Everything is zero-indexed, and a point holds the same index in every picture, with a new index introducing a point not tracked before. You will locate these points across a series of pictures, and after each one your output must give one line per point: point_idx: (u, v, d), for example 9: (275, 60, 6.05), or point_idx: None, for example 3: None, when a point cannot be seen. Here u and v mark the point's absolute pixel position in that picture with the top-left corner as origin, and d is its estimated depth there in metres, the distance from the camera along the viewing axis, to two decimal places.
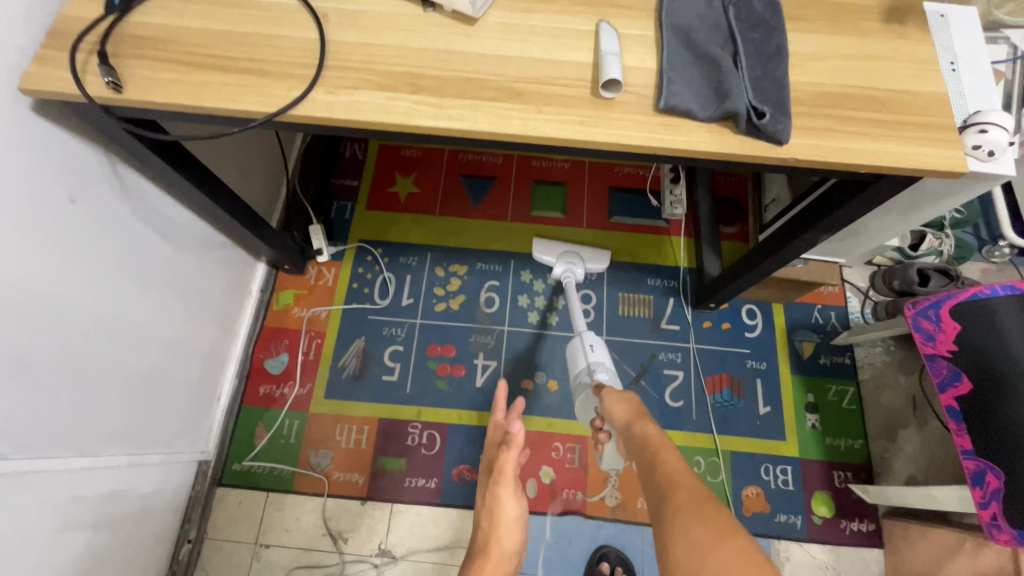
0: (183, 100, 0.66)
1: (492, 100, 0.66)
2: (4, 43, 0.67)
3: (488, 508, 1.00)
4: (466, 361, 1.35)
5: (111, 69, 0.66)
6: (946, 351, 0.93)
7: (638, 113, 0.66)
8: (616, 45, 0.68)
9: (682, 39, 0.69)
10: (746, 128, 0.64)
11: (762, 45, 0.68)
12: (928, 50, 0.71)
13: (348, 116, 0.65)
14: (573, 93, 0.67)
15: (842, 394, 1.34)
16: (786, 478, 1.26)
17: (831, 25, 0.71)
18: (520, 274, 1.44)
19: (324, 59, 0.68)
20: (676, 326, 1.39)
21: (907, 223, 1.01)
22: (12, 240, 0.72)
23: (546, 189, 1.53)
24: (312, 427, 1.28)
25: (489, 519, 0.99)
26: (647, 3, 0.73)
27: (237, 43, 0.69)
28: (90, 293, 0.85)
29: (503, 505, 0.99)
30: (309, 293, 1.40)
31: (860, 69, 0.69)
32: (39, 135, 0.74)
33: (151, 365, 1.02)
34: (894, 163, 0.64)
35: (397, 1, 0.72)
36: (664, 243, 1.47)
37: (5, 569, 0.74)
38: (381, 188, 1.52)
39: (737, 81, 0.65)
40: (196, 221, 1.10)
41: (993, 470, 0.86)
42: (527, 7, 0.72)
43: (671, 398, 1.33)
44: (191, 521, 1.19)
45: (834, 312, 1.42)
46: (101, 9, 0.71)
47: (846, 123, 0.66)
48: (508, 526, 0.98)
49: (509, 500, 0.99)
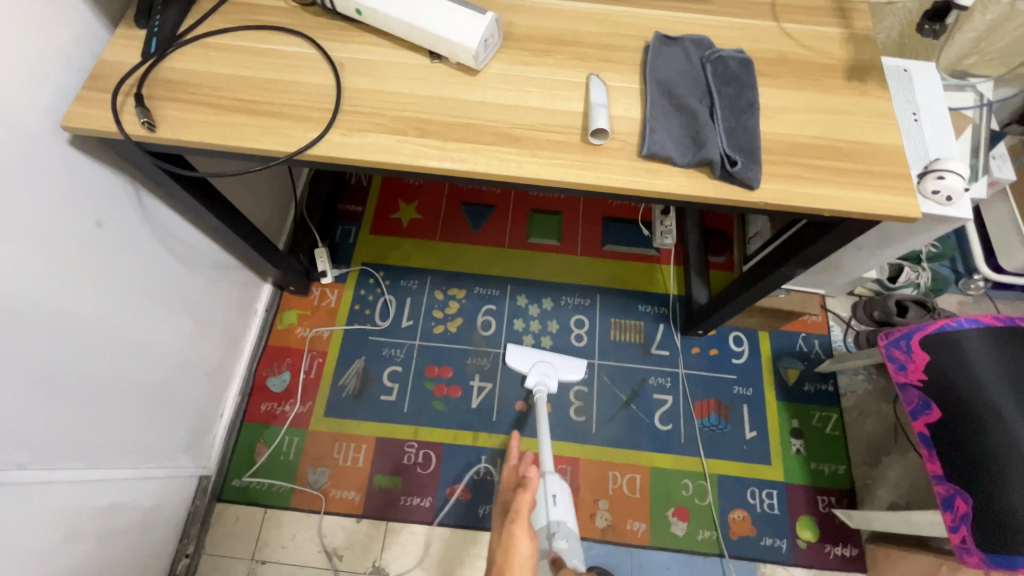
0: (210, 139, 0.72)
1: (491, 144, 0.73)
2: (49, 86, 0.74)
3: (501, 549, 0.82)
4: (462, 382, 1.40)
5: (146, 110, 0.73)
6: (917, 380, 0.99)
7: (623, 158, 0.73)
8: (605, 96, 0.75)
9: (664, 92, 0.76)
10: (720, 174, 0.71)
11: (736, 99, 0.75)
12: (887, 105, 0.78)
13: (361, 156, 0.72)
14: (565, 138, 0.74)
15: (825, 420, 1.39)
16: (771, 502, 1.30)
17: (799, 82, 0.79)
18: (516, 298, 1.50)
19: (340, 104, 0.75)
20: (666, 351, 1.45)
21: (879, 258, 1.08)
22: (44, 263, 0.77)
23: (542, 218, 1.60)
24: (311, 444, 1.32)
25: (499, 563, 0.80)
26: (633, 58, 0.80)
27: (260, 88, 0.76)
28: (109, 311, 0.91)
29: (517, 542, 0.81)
30: (313, 314, 1.45)
31: (824, 122, 0.76)
32: (73, 166, 0.80)
33: (160, 382, 1.06)
34: (853, 207, 0.71)
35: (407, 53, 0.80)
36: (655, 271, 1.54)
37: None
38: (385, 214, 1.59)
39: (713, 131, 0.72)
40: (209, 244, 1.16)
41: (962, 495, 0.90)
42: (525, 60, 0.80)
43: (660, 422, 1.37)
44: (190, 535, 1.21)
45: (818, 340, 1.47)
46: (138, 55, 0.78)
47: (811, 171, 0.73)
48: (523, 569, 0.79)
49: (525, 537, 0.82)
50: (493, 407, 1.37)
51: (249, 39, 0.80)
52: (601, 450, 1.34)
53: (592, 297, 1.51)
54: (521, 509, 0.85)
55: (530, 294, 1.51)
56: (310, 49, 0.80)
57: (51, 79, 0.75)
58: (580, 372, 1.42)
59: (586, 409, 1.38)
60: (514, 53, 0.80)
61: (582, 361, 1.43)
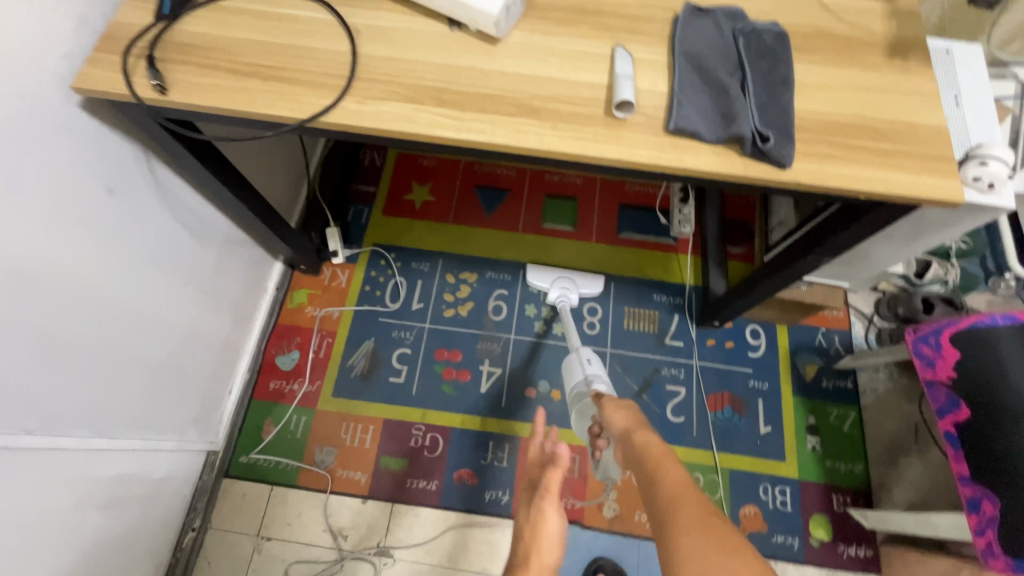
0: (222, 103, 0.70)
1: (510, 115, 0.70)
2: (60, 46, 0.73)
3: (530, 525, 0.85)
4: (471, 367, 1.38)
5: (158, 72, 0.71)
6: (945, 377, 0.95)
7: (648, 133, 0.69)
8: (631, 68, 0.72)
9: (693, 65, 0.73)
10: (751, 152, 0.67)
11: (769, 74, 0.71)
12: (930, 84, 0.74)
13: (375, 125, 0.69)
14: (588, 111, 0.71)
15: (843, 418, 1.35)
16: (784, 498, 1.27)
17: (837, 58, 0.75)
18: (529, 284, 1.47)
19: (355, 71, 0.72)
20: (680, 342, 1.41)
21: (910, 249, 1.03)
22: (52, 227, 0.76)
23: (557, 203, 1.57)
24: (319, 424, 1.31)
25: (528, 538, 0.83)
26: (661, 30, 0.76)
27: (274, 53, 0.74)
28: (120, 281, 0.90)
29: (547, 520, 0.84)
30: (323, 293, 1.44)
31: (863, 101, 0.72)
32: (85, 130, 0.79)
33: (170, 354, 1.06)
34: (891, 190, 0.67)
35: (425, 20, 0.77)
36: (671, 260, 1.50)
37: (20, 540, 0.77)
38: (398, 195, 1.57)
39: (744, 107, 0.69)
40: (220, 217, 1.15)
41: (990, 497, 0.87)
42: (547, 30, 0.76)
43: (673, 413, 1.34)
44: (197, 509, 1.22)
45: (838, 336, 1.43)
46: (150, 17, 0.76)
47: (847, 151, 0.69)
48: (552, 543, 0.83)
49: (554, 517, 0.84)
50: (502, 393, 1.35)
51: (263, 3, 0.78)
52: None
53: (606, 285, 1.48)
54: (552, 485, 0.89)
55: None
56: (326, 14, 0.77)
57: (63, 39, 0.73)
58: None
59: None
60: (537, 23, 0.77)
61: (594, 349, 1.40)
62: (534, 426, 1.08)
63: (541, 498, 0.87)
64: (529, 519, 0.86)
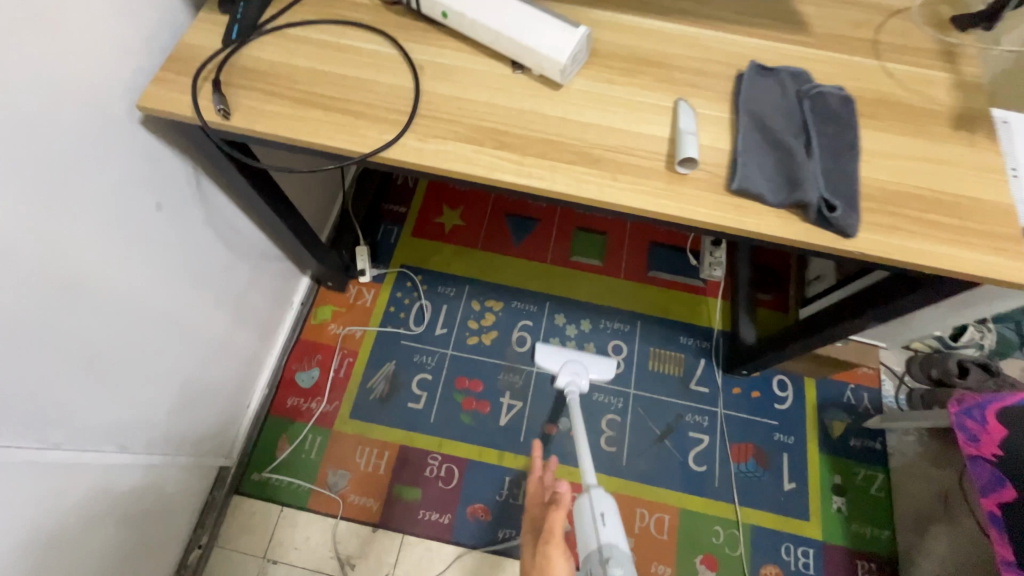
0: (284, 131, 0.70)
1: (570, 163, 0.70)
2: (127, 64, 0.73)
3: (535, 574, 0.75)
4: (492, 398, 1.36)
5: (223, 97, 0.71)
6: (990, 454, 0.92)
7: (709, 190, 0.69)
8: (694, 124, 0.71)
9: (756, 123, 0.72)
10: (815, 218, 0.66)
11: (834, 140, 0.71)
12: (996, 160, 0.72)
13: (434, 163, 0.69)
14: (648, 163, 0.70)
15: (870, 479, 1.31)
16: (806, 561, 1.22)
17: (901, 126, 0.74)
18: (554, 317, 1.45)
19: (417, 108, 0.72)
20: (705, 388, 1.39)
21: (956, 317, 1.01)
22: (101, 239, 0.76)
23: (587, 236, 1.56)
24: (334, 445, 1.29)
25: None
26: (724, 87, 0.76)
27: (337, 84, 0.74)
28: (159, 294, 0.90)
29: (553, 565, 0.75)
30: (347, 311, 1.43)
31: (928, 172, 0.71)
32: (142, 145, 0.79)
33: (197, 368, 1.05)
34: (957, 268, 0.65)
35: (489, 60, 0.77)
36: (700, 303, 1.48)
37: (36, 556, 0.76)
38: (428, 217, 1.57)
39: (810, 171, 0.67)
40: (256, 231, 1.14)
41: None
42: (609, 79, 0.76)
43: (695, 462, 1.31)
44: (204, 526, 1.19)
45: (866, 394, 1.39)
46: (219, 41, 0.77)
47: (911, 223, 0.67)
48: None
49: (561, 560, 0.75)
50: (522, 427, 1.33)
51: (329, 34, 0.78)
52: (630, 484, 1.29)
53: (632, 324, 1.46)
54: (555, 530, 0.78)
55: (568, 313, 1.46)
56: (390, 48, 0.78)
57: (132, 57, 0.74)
58: (615, 401, 1.36)
59: (617, 440, 1.32)
60: (599, 71, 0.77)
61: (617, 389, 1.38)
62: (538, 458, 1.02)
63: (545, 543, 0.77)
64: (534, 564, 0.77)
